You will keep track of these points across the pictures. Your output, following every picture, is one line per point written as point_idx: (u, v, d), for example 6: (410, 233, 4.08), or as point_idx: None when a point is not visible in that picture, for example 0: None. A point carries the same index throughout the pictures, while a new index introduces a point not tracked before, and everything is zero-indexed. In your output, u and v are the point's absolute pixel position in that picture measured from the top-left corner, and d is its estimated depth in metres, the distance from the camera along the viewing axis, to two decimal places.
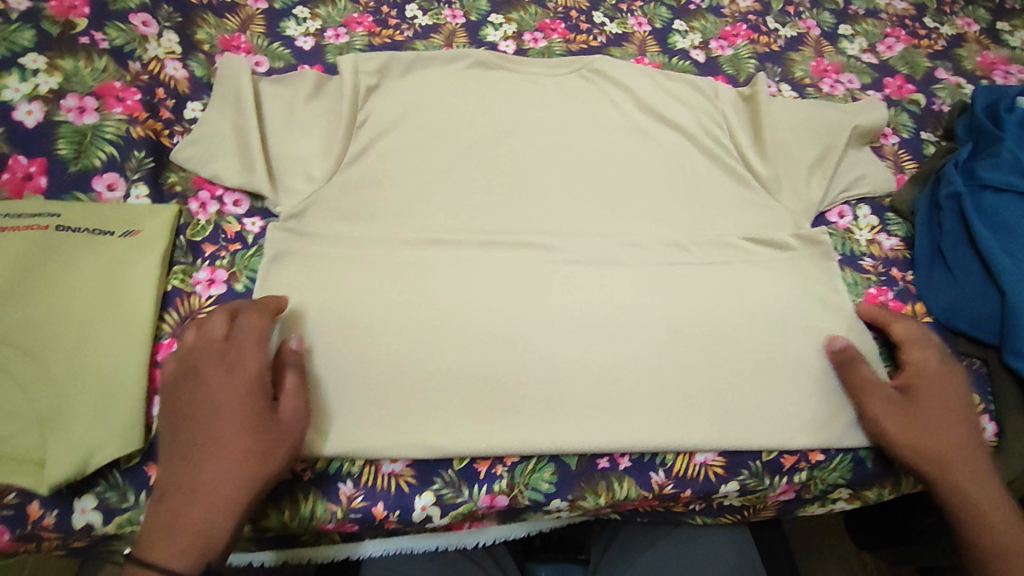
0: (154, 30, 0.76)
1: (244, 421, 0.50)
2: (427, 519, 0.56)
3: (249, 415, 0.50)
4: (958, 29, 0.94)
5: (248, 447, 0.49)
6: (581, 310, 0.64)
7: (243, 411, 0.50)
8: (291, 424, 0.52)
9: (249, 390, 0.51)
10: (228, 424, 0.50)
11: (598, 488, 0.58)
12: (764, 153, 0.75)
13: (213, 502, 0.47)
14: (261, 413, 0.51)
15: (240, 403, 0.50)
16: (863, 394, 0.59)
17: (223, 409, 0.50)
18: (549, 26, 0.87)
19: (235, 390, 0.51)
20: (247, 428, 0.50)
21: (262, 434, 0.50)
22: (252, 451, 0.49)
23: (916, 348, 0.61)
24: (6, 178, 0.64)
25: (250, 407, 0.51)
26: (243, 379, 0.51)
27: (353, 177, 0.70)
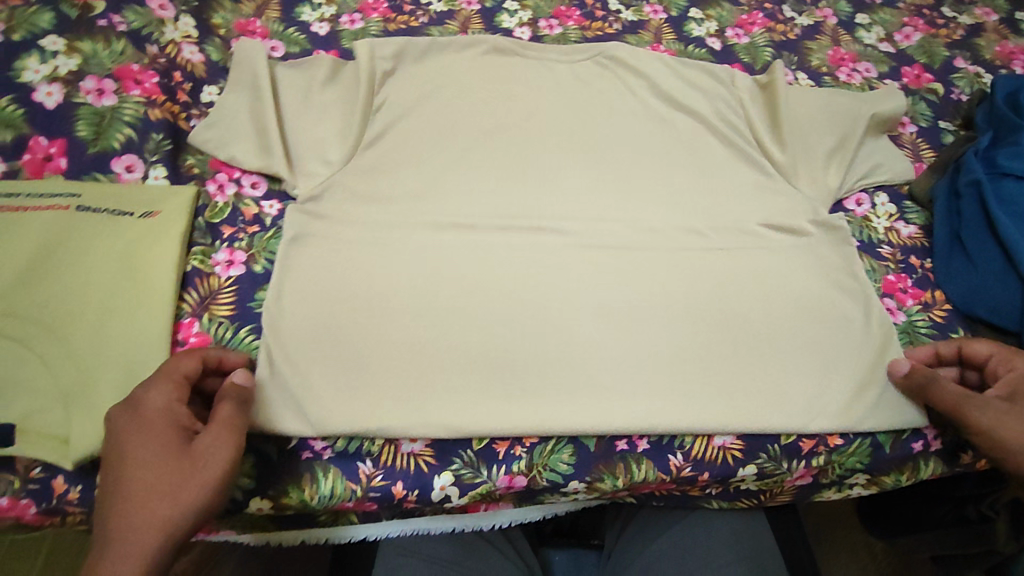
0: (171, 14, 0.76)
1: (148, 460, 0.46)
2: (446, 499, 0.57)
3: (153, 455, 0.46)
4: (976, 18, 0.93)
5: (152, 485, 0.45)
6: (599, 295, 0.64)
7: (146, 451, 0.46)
8: (208, 453, 0.47)
9: (154, 428, 0.47)
10: (130, 465, 0.46)
11: (617, 470, 0.58)
12: (782, 140, 0.74)
13: (116, 548, 0.42)
14: (170, 449, 0.47)
15: (143, 443, 0.47)
16: (962, 405, 0.55)
17: (125, 451, 0.46)
18: (564, 12, 0.87)
19: (143, 429, 0.47)
20: (149, 468, 0.45)
21: (169, 469, 0.46)
22: (158, 488, 0.45)
23: (1005, 360, 0.58)
24: (26, 159, 0.64)
25: (155, 446, 0.47)
26: (147, 420, 0.48)
27: (370, 161, 0.70)
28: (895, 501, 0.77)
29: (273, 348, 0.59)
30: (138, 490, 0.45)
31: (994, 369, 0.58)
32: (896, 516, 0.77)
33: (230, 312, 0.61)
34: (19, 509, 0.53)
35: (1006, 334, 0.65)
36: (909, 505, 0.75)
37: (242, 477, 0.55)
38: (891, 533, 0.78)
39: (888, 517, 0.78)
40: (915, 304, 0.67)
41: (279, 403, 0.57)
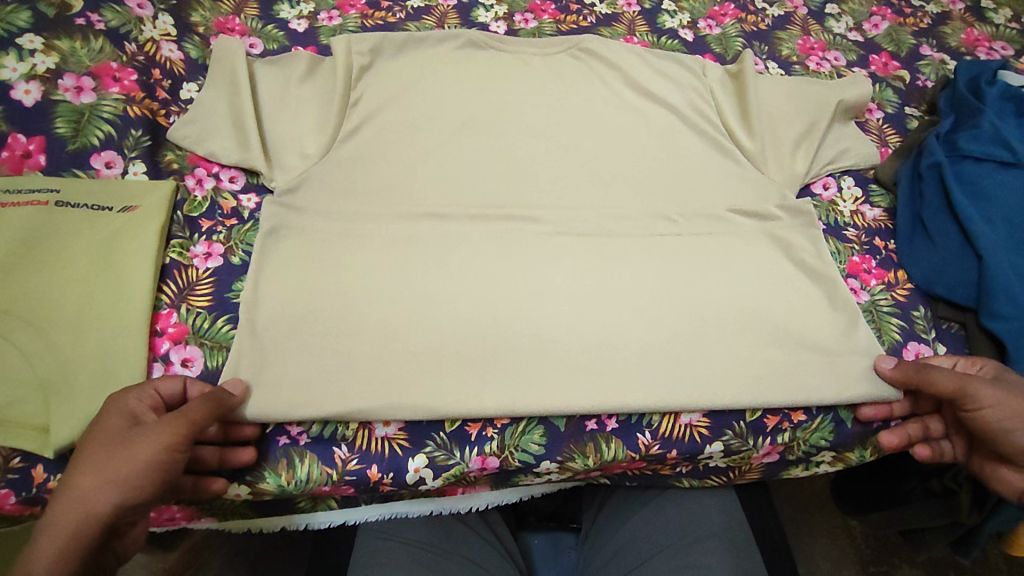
0: (149, 13, 0.77)
1: (98, 442, 0.48)
2: (421, 481, 0.58)
3: (102, 439, 0.48)
4: (943, 7, 0.95)
5: (92, 463, 0.47)
6: (571, 280, 0.66)
7: (101, 433, 0.49)
8: (140, 439, 0.47)
9: (112, 413, 0.50)
10: (88, 445, 0.49)
11: (586, 449, 0.60)
12: (751, 128, 0.76)
13: (47, 519, 0.45)
14: (118, 431, 0.49)
15: (101, 428, 0.49)
16: (964, 384, 0.56)
17: (87, 435, 0.49)
18: (539, 7, 0.89)
19: (106, 418, 0.50)
20: (95, 446, 0.48)
21: (109, 450, 0.47)
22: (92, 466, 0.47)
23: (970, 363, 0.61)
24: (5, 156, 0.65)
25: (108, 431, 0.49)
26: (110, 408, 0.51)
27: (346, 154, 0.71)
28: (863, 481, 0.79)
29: (249, 339, 0.59)
30: (81, 465, 0.47)
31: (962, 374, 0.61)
32: (862, 495, 0.79)
33: (208, 302, 0.63)
34: None
35: (964, 311, 0.67)
36: (876, 485, 0.78)
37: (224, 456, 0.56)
38: (862, 511, 0.79)
39: (860, 496, 0.80)
40: (878, 284, 0.69)
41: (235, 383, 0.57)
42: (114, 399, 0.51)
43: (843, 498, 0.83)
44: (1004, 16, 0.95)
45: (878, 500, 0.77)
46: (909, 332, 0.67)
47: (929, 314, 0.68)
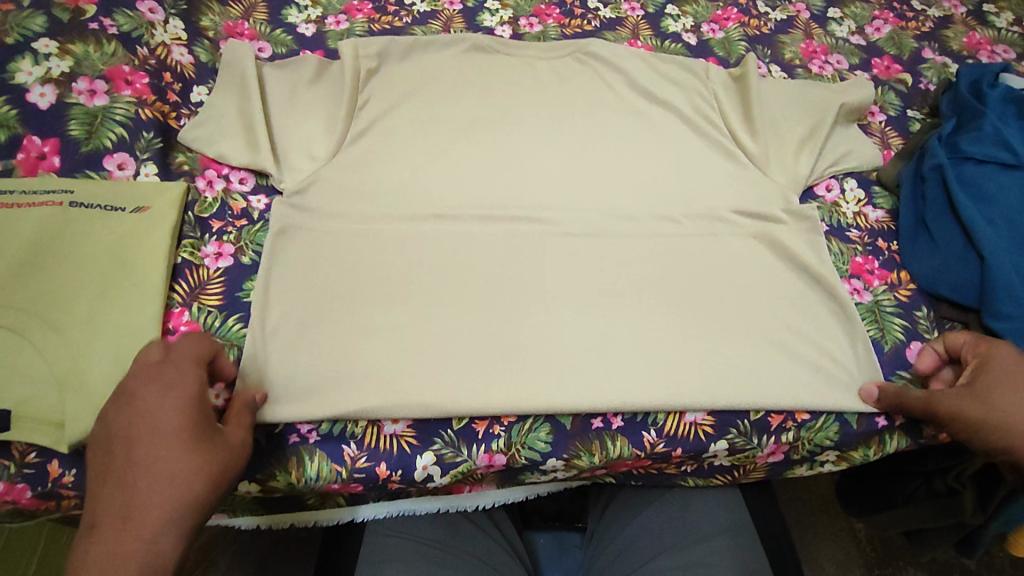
0: (160, 17, 0.78)
1: (191, 439, 0.47)
2: (429, 477, 0.59)
3: (194, 435, 0.47)
4: (945, 11, 0.96)
5: (197, 464, 0.46)
6: (576, 280, 0.67)
7: (188, 428, 0.47)
8: (236, 447, 0.49)
9: (190, 409, 0.48)
10: (173, 439, 0.46)
11: (592, 447, 0.61)
12: (754, 130, 0.77)
13: (158, 523, 0.43)
14: (207, 431, 0.48)
15: (184, 420, 0.47)
16: (930, 401, 0.58)
17: (167, 425, 0.47)
18: (544, 11, 0.90)
19: (182, 409, 0.48)
20: (191, 448, 0.46)
21: (212, 452, 0.47)
22: (199, 468, 0.46)
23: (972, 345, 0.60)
24: (21, 158, 0.66)
25: (195, 428, 0.48)
26: (183, 403, 0.48)
27: (355, 156, 0.72)
28: (868, 482, 0.80)
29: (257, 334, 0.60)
30: (181, 466, 0.45)
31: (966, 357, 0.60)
32: (867, 495, 0.79)
33: (219, 301, 0.64)
34: (15, 493, 0.54)
35: (967, 311, 0.68)
36: (880, 484, 0.78)
37: None
38: (868, 512, 0.79)
39: (866, 496, 0.80)
40: (881, 284, 0.70)
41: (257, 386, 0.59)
42: (178, 386, 0.49)
43: (849, 498, 0.83)
44: (1005, 20, 0.95)
45: (883, 500, 0.77)
46: (912, 332, 0.67)
47: (933, 315, 0.69)
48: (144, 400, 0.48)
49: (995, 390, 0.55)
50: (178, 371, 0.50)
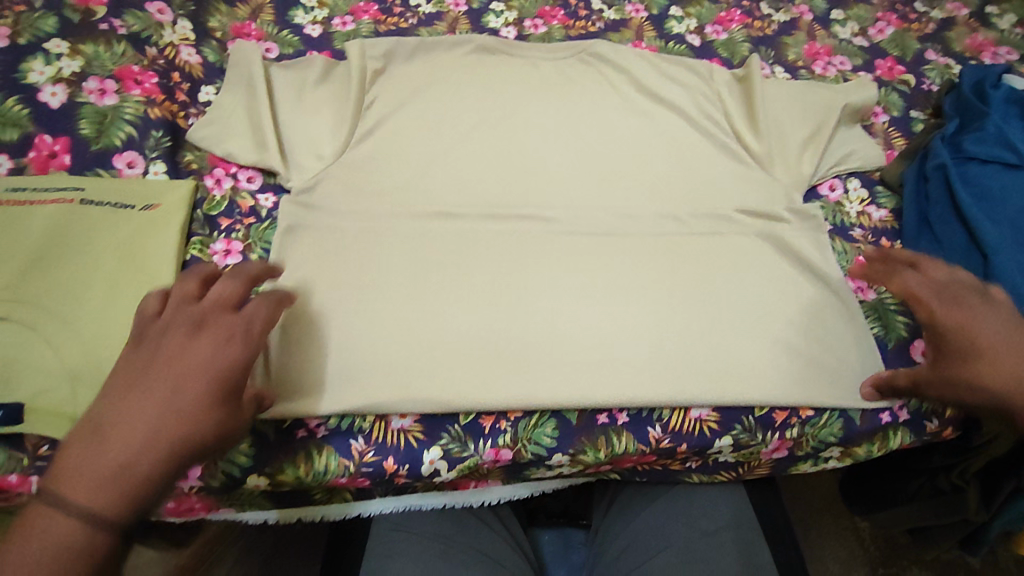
0: (169, 18, 0.79)
1: (222, 394, 0.46)
2: (435, 472, 0.59)
3: (224, 390, 0.46)
4: (948, 13, 0.97)
5: (212, 419, 0.45)
6: (581, 277, 0.67)
7: (224, 381, 0.47)
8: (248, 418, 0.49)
9: (235, 364, 0.47)
10: (206, 384, 0.46)
11: (598, 443, 0.61)
12: (757, 130, 0.77)
13: (152, 456, 0.43)
14: (236, 392, 0.47)
15: (225, 372, 0.47)
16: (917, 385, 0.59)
17: (210, 368, 0.46)
18: (548, 12, 0.90)
19: (229, 360, 0.47)
20: (218, 400, 0.46)
21: (230, 416, 0.46)
22: (213, 425, 0.45)
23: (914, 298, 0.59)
24: (32, 156, 0.67)
25: (229, 384, 0.47)
26: (234, 356, 0.48)
27: (361, 155, 0.73)
28: (870, 479, 0.80)
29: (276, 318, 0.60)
30: (200, 412, 0.45)
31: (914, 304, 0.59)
32: (870, 492, 0.80)
33: None
34: (27, 485, 0.55)
35: None
36: (882, 481, 0.78)
37: (240, 455, 0.57)
38: (871, 509, 0.80)
39: (868, 493, 0.80)
40: None
41: (269, 385, 0.59)
42: (238, 339, 0.49)
43: (851, 495, 0.83)
44: (1008, 21, 0.96)
45: (885, 497, 0.77)
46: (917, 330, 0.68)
47: None
48: (202, 336, 0.48)
49: (958, 360, 0.55)
50: (244, 325, 0.50)
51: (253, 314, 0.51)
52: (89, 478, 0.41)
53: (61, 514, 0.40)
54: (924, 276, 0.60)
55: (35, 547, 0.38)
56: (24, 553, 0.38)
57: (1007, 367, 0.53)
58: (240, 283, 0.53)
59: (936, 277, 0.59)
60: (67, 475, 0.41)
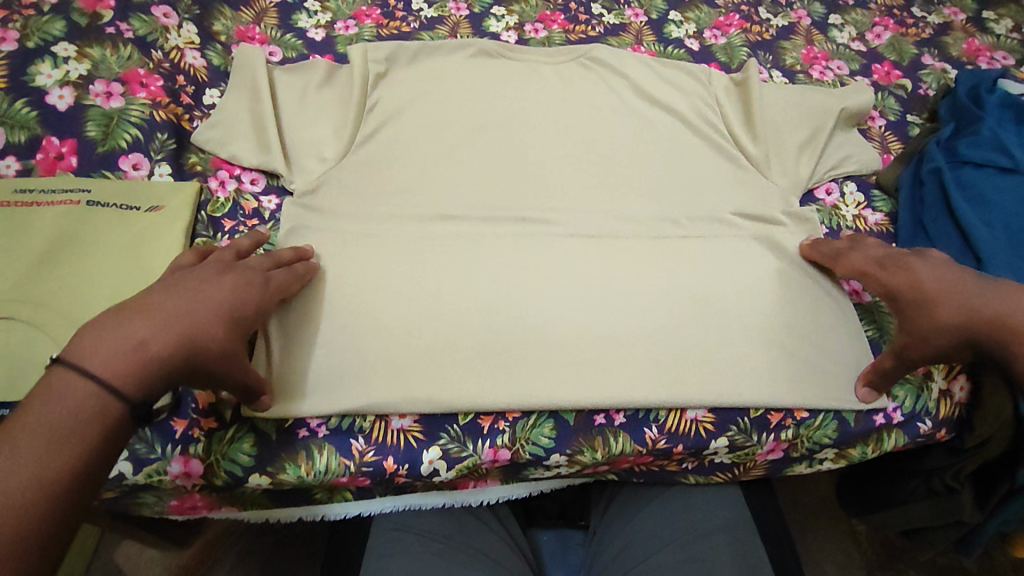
0: (175, 22, 0.80)
1: (233, 321, 0.51)
2: (435, 472, 0.60)
3: (234, 318, 0.51)
4: (945, 18, 0.97)
5: (221, 335, 0.49)
6: (579, 279, 0.68)
7: (236, 312, 0.52)
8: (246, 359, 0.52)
9: (246, 302, 0.53)
10: (223, 306, 0.51)
11: (595, 443, 0.62)
12: (755, 133, 0.78)
13: (167, 342, 0.45)
14: (242, 327, 0.52)
15: (239, 305, 0.52)
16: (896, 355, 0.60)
17: (229, 296, 0.52)
18: (548, 17, 0.91)
19: (243, 297, 0.53)
20: (229, 327, 0.50)
21: (234, 342, 0.50)
22: (221, 341, 0.49)
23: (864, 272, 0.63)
24: (40, 158, 0.68)
25: (240, 318, 0.52)
26: (250, 298, 0.54)
27: (363, 157, 0.74)
28: (865, 481, 0.80)
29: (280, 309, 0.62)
30: (213, 323, 0.49)
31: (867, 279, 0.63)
32: (865, 494, 0.80)
33: None
34: None
35: None
36: (876, 483, 0.79)
37: (242, 454, 0.58)
38: (865, 511, 0.80)
39: (863, 495, 0.81)
40: None
41: (270, 377, 0.60)
42: (255, 287, 0.55)
43: (847, 496, 0.84)
44: (1004, 27, 0.97)
45: (880, 499, 0.78)
46: None
47: None
48: (229, 274, 0.54)
49: (914, 308, 0.58)
50: (264, 280, 0.57)
51: (273, 276, 0.58)
52: (110, 349, 0.43)
53: (80, 376, 0.42)
54: (865, 254, 0.65)
55: (55, 403, 0.41)
56: (43, 412, 0.40)
57: (950, 301, 0.55)
58: (263, 254, 0.61)
59: (875, 252, 0.64)
60: (85, 345, 0.43)
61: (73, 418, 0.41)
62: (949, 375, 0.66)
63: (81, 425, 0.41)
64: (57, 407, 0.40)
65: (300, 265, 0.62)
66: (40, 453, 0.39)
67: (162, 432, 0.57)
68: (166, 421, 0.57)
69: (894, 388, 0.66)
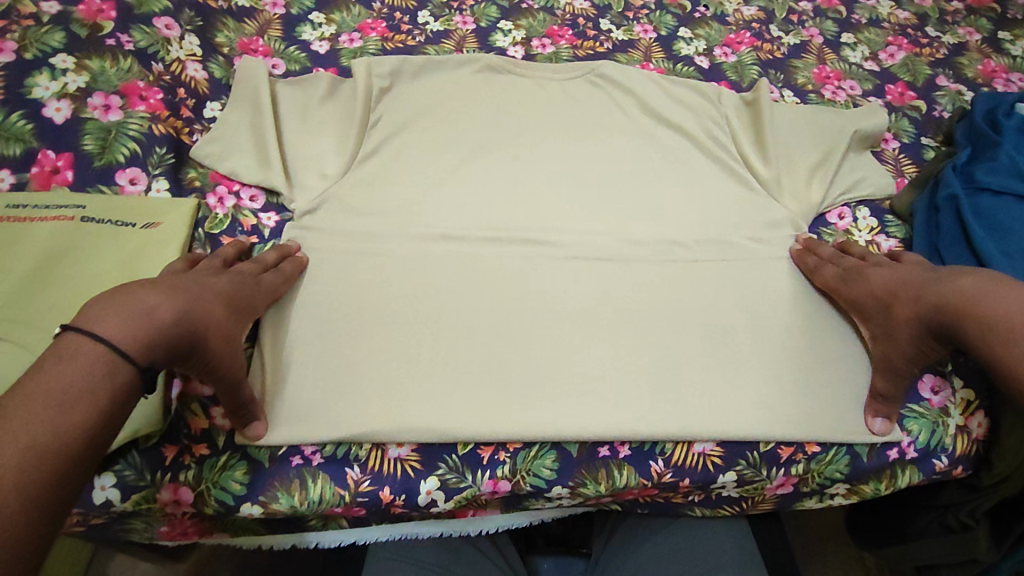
0: (176, 33, 0.79)
1: (226, 313, 0.51)
2: (432, 503, 0.58)
3: (226, 310, 0.51)
4: (960, 38, 0.96)
5: (217, 321, 0.49)
6: (584, 304, 0.66)
7: (228, 306, 0.52)
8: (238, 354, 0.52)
9: (235, 299, 0.53)
10: (217, 297, 0.51)
11: (599, 476, 0.60)
12: (766, 155, 0.77)
13: (176, 312, 0.44)
14: (234, 322, 0.52)
15: (230, 301, 0.52)
16: (887, 368, 0.60)
17: (221, 291, 0.52)
18: (556, 32, 0.90)
19: (233, 294, 0.53)
20: (225, 315, 0.50)
21: (228, 332, 0.50)
22: (216, 326, 0.49)
23: (838, 289, 0.65)
24: (35, 172, 0.67)
25: (231, 311, 0.52)
26: (238, 296, 0.54)
27: (365, 175, 0.72)
28: (876, 514, 0.78)
29: (275, 328, 0.61)
30: (211, 309, 0.49)
31: (841, 296, 0.65)
32: (877, 528, 0.78)
33: None
34: None
35: None
36: (888, 516, 0.76)
37: (233, 482, 0.56)
38: (877, 546, 0.78)
39: (874, 529, 0.78)
40: None
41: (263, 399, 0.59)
42: (244, 288, 0.55)
43: (859, 530, 0.81)
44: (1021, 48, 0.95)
45: (893, 533, 0.75)
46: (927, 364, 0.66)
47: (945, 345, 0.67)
48: (222, 274, 0.54)
49: (887, 316, 0.59)
50: (254, 283, 0.57)
51: (263, 279, 0.59)
52: (122, 314, 0.41)
53: (90, 339, 0.40)
54: (837, 266, 0.66)
55: (69, 364, 0.39)
56: (54, 372, 0.38)
57: (911, 300, 0.57)
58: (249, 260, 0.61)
59: (847, 266, 0.65)
60: (95, 310, 0.41)
61: (84, 378, 0.39)
62: (967, 411, 0.64)
63: (93, 387, 0.39)
64: (68, 367, 0.38)
65: (289, 265, 0.62)
66: (52, 412, 0.37)
67: (152, 460, 0.55)
68: (157, 447, 0.55)
69: (909, 423, 0.63)
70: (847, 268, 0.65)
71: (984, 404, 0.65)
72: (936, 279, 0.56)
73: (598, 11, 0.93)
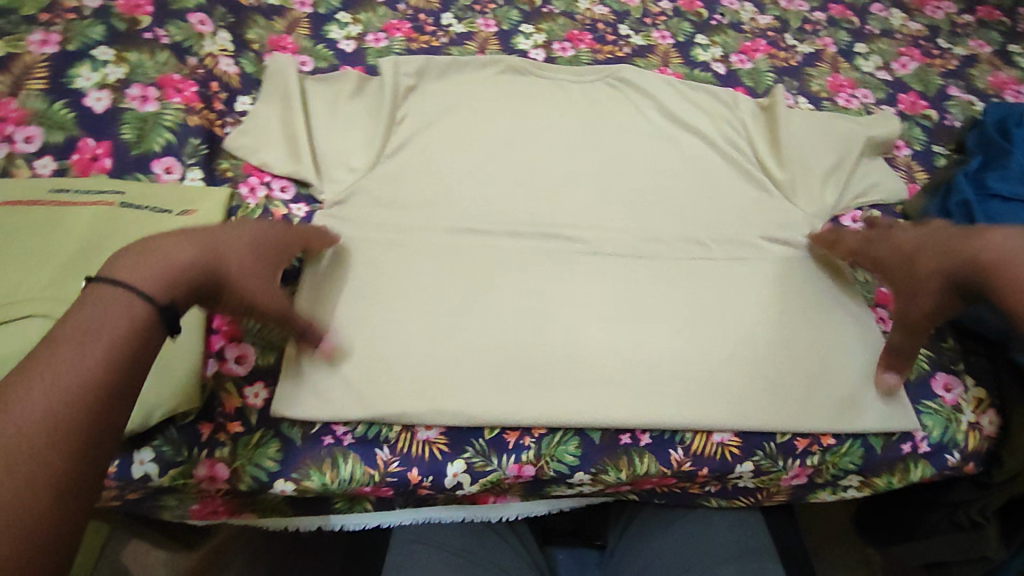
0: (209, 29, 0.81)
1: (263, 256, 0.54)
2: (459, 485, 0.60)
3: (262, 253, 0.54)
4: (971, 49, 0.98)
5: (248, 263, 0.52)
6: (606, 297, 0.68)
7: (265, 249, 0.55)
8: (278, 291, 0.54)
9: (275, 245, 0.56)
10: (253, 241, 0.53)
11: (620, 462, 0.62)
12: (781, 159, 0.79)
13: (194, 258, 0.48)
14: (271, 264, 0.55)
15: (268, 245, 0.55)
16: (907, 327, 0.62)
17: (259, 236, 0.55)
18: (577, 36, 0.92)
19: (271, 240, 0.56)
20: (258, 257, 0.53)
21: (263, 273, 0.53)
22: (247, 266, 0.52)
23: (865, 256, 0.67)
24: (76, 159, 0.69)
25: (269, 254, 0.55)
26: (277, 242, 0.56)
27: (393, 169, 0.74)
28: (886, 510, 0.80)
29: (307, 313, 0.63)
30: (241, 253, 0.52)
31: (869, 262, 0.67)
32: (888, 524, 0.79)
33: None
34: None
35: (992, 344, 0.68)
36: (898, 513, 0.78)
37: (269, 459, 0.58)
38: (889, 542, 0.80)
39: (885, 525, 0.80)
40: None
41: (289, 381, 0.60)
42: (283, 236, 0.58)
43: (871, 527, 0.83)
44: None
45: (904, 530, 0.77)
46: (939, 363, 0.68)
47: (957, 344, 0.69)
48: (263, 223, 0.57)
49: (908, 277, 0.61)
50: (293, 232, 0.60)
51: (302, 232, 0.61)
52: (138, 263, 0.45)
53: (111, 285, 0.44)
54: (860, 237, 0.69)
55: (92, 308, 0.43)
56: (84, 313, 0.42)
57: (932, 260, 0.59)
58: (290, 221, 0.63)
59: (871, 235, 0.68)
60: (117, 265, 0.45)
61: (106, 316, 0.42)
62: (978, 409, 0.66)
63: (116, 322, 0.42)
64: (91, 310, 0.42)
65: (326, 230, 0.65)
66: (78, 343, 0.41)
67: (191, 436, 0.57)
68: (194, 424, 0.57)
69: (923, 417, 0.65)
70: (870, 237, 0.67)
71: (995, 401, 0.67)
72: (955, 238, 0.58)
73: (617, 17, 0.96)
